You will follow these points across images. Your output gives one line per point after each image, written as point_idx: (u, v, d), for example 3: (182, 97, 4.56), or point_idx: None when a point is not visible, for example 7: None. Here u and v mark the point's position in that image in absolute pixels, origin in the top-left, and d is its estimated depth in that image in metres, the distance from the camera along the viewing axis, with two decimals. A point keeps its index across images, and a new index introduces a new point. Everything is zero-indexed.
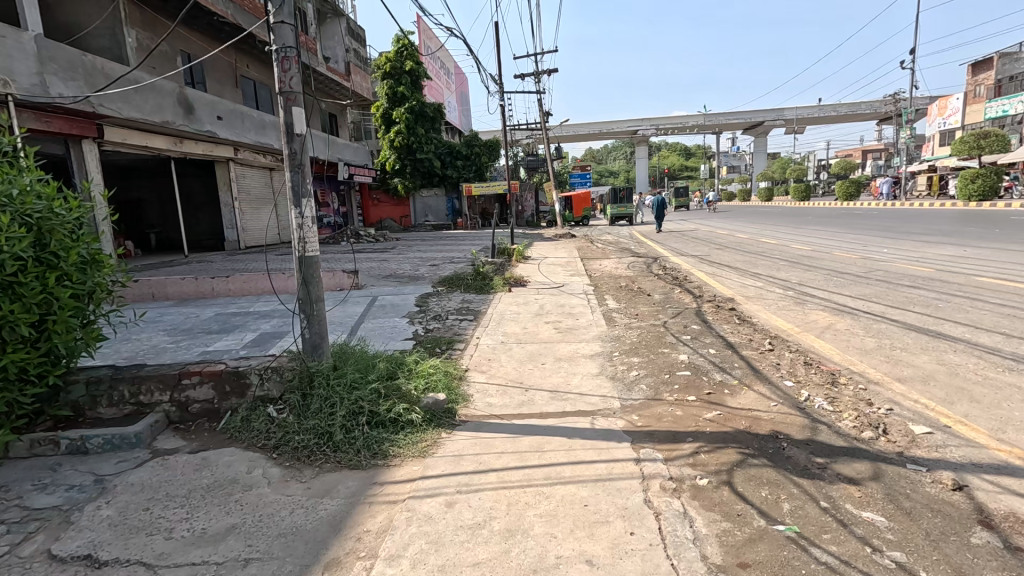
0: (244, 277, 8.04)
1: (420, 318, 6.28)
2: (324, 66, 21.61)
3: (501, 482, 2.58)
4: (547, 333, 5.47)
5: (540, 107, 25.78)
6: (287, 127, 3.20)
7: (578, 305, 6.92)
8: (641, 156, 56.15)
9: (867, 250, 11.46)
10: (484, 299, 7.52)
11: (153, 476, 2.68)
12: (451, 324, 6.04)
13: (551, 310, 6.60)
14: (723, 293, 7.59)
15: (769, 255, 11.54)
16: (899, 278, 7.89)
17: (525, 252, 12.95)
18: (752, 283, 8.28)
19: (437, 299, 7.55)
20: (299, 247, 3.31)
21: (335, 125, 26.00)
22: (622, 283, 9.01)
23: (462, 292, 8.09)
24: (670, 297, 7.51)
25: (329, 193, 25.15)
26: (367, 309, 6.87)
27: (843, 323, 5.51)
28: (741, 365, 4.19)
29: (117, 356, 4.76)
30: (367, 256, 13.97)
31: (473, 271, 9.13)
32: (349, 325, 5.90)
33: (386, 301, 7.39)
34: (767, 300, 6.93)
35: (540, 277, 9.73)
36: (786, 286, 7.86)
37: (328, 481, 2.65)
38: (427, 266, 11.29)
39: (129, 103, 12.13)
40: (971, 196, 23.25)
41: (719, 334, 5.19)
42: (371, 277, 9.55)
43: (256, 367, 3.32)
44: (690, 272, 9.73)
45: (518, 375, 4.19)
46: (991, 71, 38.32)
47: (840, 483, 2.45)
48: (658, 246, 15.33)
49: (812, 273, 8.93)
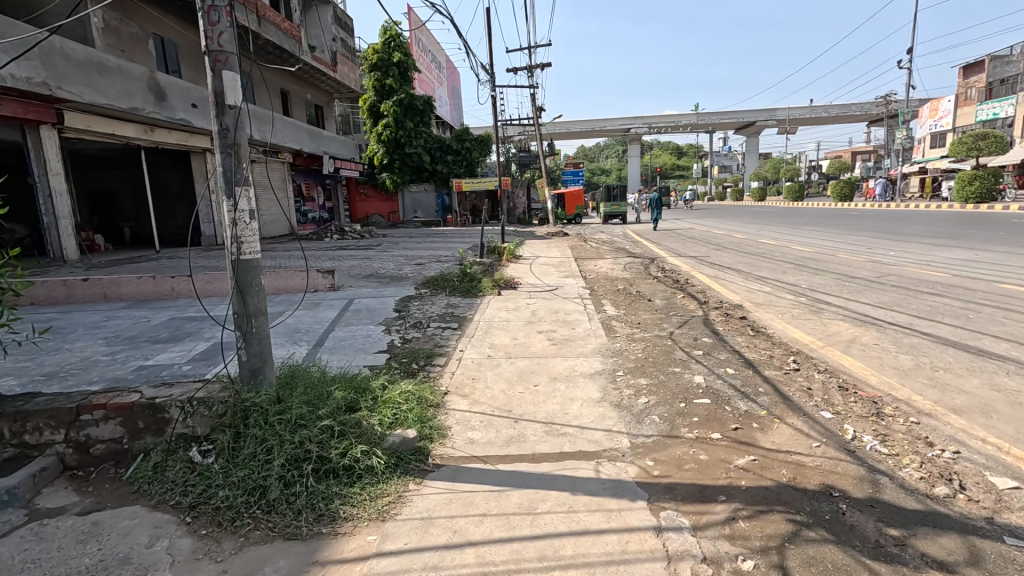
0: (207, 276, 7.34)
1: (398, 326, 5.61)
2: (308, 55, 20.83)
3: (480, 564, 1.94)
4: (541, 346, 4.84)
5: (532, 101, 25.19)
6: (215, 97, 2.52)
7: (574, 311, 6.30)
8: (634, 154, 55.69)
9: (872, 252, 10.97)
10: (470, 303, 6.88)
11: (16, 553, 2.00)
12: (433, 334, 5.38)
13: (544, 317, 6.00)
14: (730, 299, 7.02)
15: (770, 257, 11.03)
16: (915, 284, 7.36)
17: (515, 251, 12.33)
18: (759, 288, 7.73)
19: (419, 303, 6.90)
20: (233, 248, 2.64)
21: (322, 117, 25.15)
22: (619, 286, 8.44)
23: (447, 294, 7.45)
24: (673, 303, 6.92)
25: (314, 187, 24.33)
26: (340, 314, 6.18)
27: (869, 336, 4.94)
28: (767, 390, 3.59)
29: (33, 373, 4.02)
30: (350, 253, 13.27)
31: (460, 271, 8.49)
32: (315, 334, 5.22)
33: (362, 305, 6.70)
34: (778, 308, 6.36)
35: (532, 278, 9.13)
36: (796, 291, 7.33)
37: (252, 560, 2.00)
38: (412, 265, 10.62)
39: (93, 87, 11.30)
40: (968, 199, 22.95)
41: (734, 348, 4.60)
42: (350, 277, 8.86)
43: (178, 398, 2.65)
44: (691, 275, 9.16)
45: (506, 399, 3.56)
46: (982, 74, 38.29)
47: (929, 571, 1.84)
48: (654, 245, 14.81)
49: (820, 277, 8.41)
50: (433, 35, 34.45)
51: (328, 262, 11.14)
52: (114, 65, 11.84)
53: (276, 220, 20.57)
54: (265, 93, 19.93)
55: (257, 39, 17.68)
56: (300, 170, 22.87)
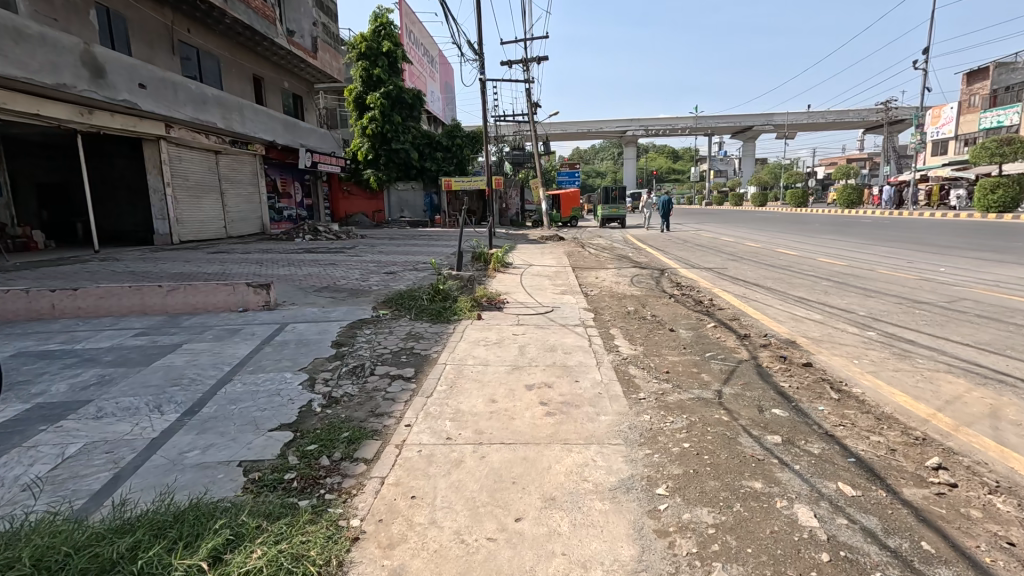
0: (99, 289, 5.72)
1: (328, 375, 3.93)
2: (285, 39, 19.14)
3: None
4: (532, 420, 3.18)
5: (527, 97, 23.68)
6: None
7: (576, 350, 4.66)
8: (629, 157, 54.30)
9: (917, 267, 9.49)
10: (440, 333, 5.22)
11: None
12: (374, 390, 3.71)
13: (541, 360, 4.38)
14: (776, 332, 5.43)
15: (800, 271, 9.50)
16: (1007, 314, 5.82)
17: (504, 259, 10.67)
18: (806, 315, 6.14)
19: (372, 332, 5.25)
20: None
21: (303, 108, 23.37)
22: (628, 307, 6.87)
23: (412, 318, 5.77)
24: (703, 336, 5.31)
25: (290, 183, 22.59)
26: (257, 349, 4.52)
27: (1013, 406, 3.36)
28: (943, 550, 1.95)
29: None
30: (315, 257, 11.62)
31: (433, 285, 6.86)
32: (198, 391, 3.52)
33: (293, 335, 5.02)
34: (846, 349, 4.79)
35: (522, 294, 7.52)
36: (857, 322, 5.73)
37: None
38: (380, 275, 9.01)
39: (8, 57, 9.64)
40: (989, 207, 21.62)
41: (828, 434, 2.96)
42: (295, 291, 7.19)
43: None
44: (714, 295, 7.56)
45: (461, 566, 1.91)
46: (985, 82, 37.28)
47: None
48: (660, 253, 13.32)
49: (876, 300, 6.83)
50: (427, 28, 33.00)
51: (283, 269, 9.46)
52: (35, 32, 10.22)
53: (246, 217, 18.83)
54: (235, 79, 18.18)
55: (224, 18, 15.94)
56: (275, 164, 21.08)
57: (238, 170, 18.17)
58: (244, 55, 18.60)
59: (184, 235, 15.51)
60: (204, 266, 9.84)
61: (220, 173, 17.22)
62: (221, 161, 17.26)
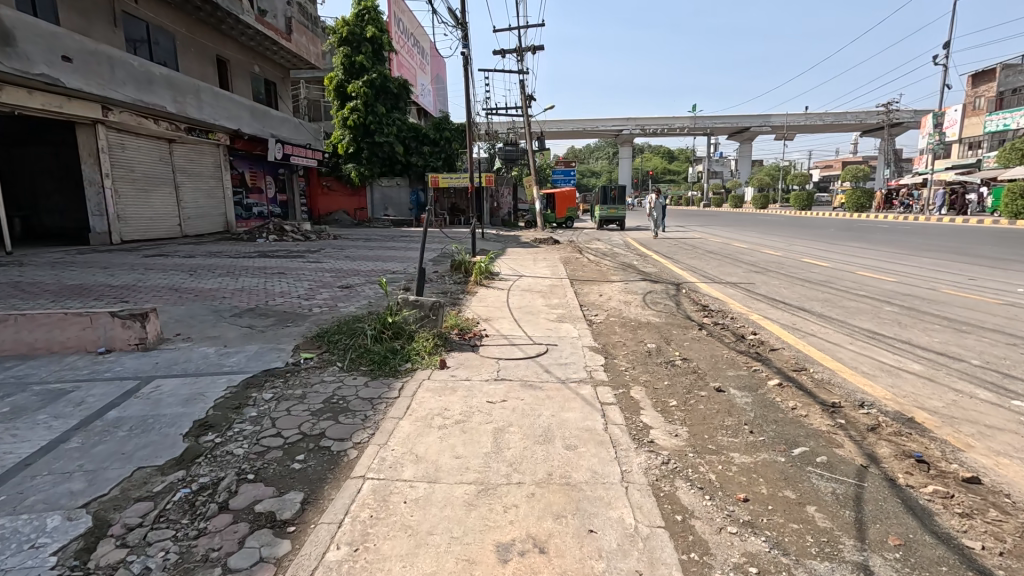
0: None
1: (137, 521, 2.12)
2: (255, 17, 17.13)
3: None
4: None
5: (520, 89, 21.94)
6: None
7: (586, 444, 2.88)
8: (624, 157, 52.90)
9: (990, 286, 7.82)
10: (374, 400, 3.42)
11: None
12: (206, 563, 1.92)
13: (530, 469, 2.60)
14: (877, 400, 3.67)
15: (847, 290, 7.84)
16: None
17: (489, 268, 8.94)
18: (900, 366, 4.42)
19: (273, 396, 3.46)
20: None
21: (277, 95, 21.43)
22: (647, 344, 5.13)
23: (341, 370, 3.99)
24: (772, 407, 3.55)
25: (262, 176, 20.65)
26: (54, 446, 2.67)
27: None
28: None
29: None
30: (266, 263, 9.86)
31: (385, 311, 5.03)
32: None
33: (142, 405, 3.20)
34: (1007, 440, 3.04)
35: (507, 322, 5.76)
36: (981, 380, 4.00)
37: None
38: (332, 289, 7.25)
39: None
40: (1017, 213, 20.06)
41: None
42: (205, 317, 5.38)
43: None
44: (755, 325, 5.84)
45: None
46: (992, 83, 35.81)
47: None
48: (670, 261, 11.69)
49: (977, 339, 5.10)
50: (416, 17, 31.17)
51: (215, 280, 7.66)
52: None
53: (206, 214, 16.89)
54: (195, 60, 16.24)
55: None
56: (242, 156, 19.12)
57: (197, 161, 16.26)
58: (206, 33, 16.63)
59: (127, 234, 13.59)
60: (118, 275, 8.00)
61: (174, 163, 15.29)
62: (176, 151, 15.33)
